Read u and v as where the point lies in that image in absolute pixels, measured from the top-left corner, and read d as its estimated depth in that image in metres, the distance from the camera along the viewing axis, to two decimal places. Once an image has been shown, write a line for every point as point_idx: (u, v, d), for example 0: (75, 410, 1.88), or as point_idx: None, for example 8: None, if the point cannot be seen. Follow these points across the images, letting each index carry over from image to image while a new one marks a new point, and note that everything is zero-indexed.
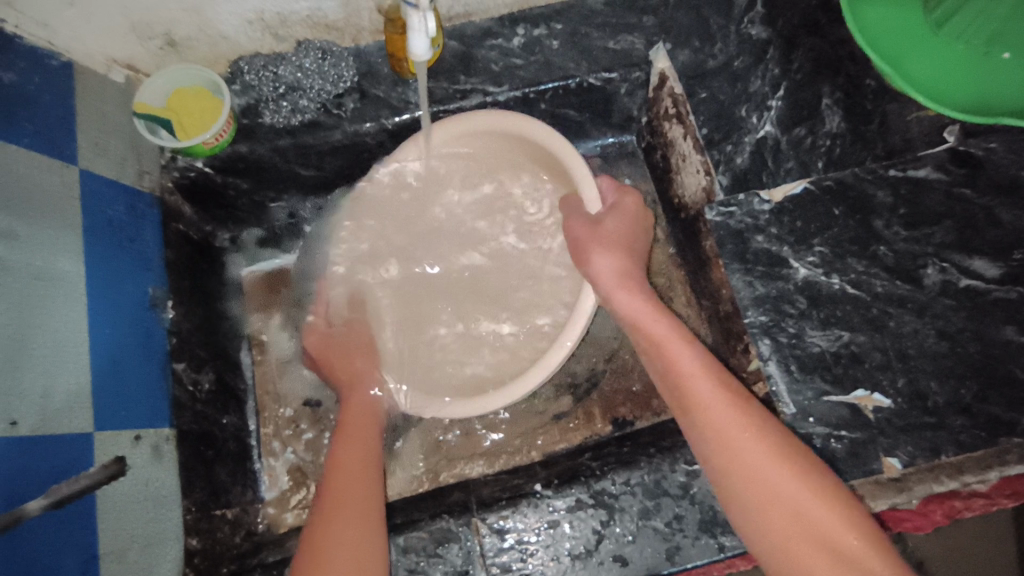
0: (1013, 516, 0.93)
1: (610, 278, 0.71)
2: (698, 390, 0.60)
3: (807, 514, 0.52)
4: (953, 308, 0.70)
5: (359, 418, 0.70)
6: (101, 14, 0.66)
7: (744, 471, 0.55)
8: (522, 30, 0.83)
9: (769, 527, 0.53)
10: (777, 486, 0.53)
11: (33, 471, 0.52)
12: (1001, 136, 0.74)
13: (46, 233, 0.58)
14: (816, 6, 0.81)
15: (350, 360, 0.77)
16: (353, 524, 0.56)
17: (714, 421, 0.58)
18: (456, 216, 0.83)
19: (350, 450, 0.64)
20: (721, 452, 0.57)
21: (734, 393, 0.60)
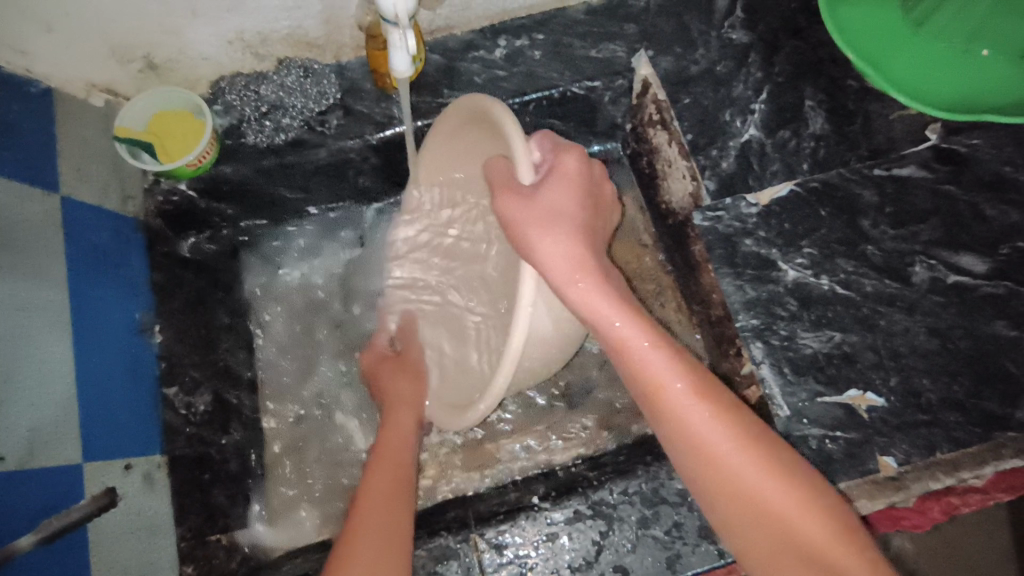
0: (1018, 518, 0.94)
1: (562, 265, 0.53)
2: (682, 402, 0.51)
3: (810, 543, 0.46)
4: (943, 304, 0.70)
5: (394, 441, 0.67)
6: (80, 39, 0.66)
7: (738, 491, 0.49)
8: (504, 42, 0.83)
9: (768, 548, 0.48)
10: (777, 507, 0.48)
11: (22, 505, 0.52)
12: (983, 132, 0.75)
13: (30, 263, 0.58)
14: (795, 10, 0.81)
15: (400, 382, 0.75)
16: (376, 550, 0.53)
17: (703, 439, 0.50)
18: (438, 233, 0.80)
19: (378, 474, 0.62)
20: (710, 474, 0.50)
21: (717, 405, 0.51)
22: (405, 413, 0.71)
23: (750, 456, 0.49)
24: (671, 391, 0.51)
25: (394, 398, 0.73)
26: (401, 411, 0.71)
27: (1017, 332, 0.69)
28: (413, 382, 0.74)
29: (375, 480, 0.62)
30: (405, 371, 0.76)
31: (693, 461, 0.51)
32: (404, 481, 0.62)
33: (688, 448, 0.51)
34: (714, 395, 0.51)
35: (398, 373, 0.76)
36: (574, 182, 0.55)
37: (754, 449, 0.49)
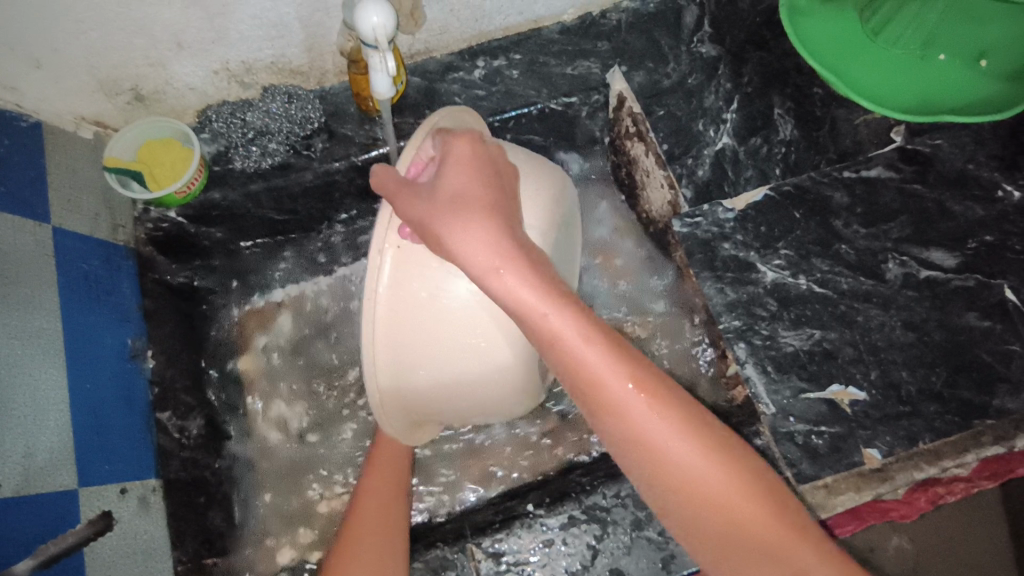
0: (1008, 517, 0.99)
1: (484, 256, 0.52)
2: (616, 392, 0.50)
3: (752, 525, 0.49)
4: (916, 299, 0.73)
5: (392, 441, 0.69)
6: (68, 74, 0.68)
7: (676, 475, 0.50)
8: (483, 63, 0.86)
9: (708, 525, 0.50)
10: (711, 487, 0.50)
11: (18, 532, 0.52)
12: (944, 133, 0.78)
13: (23, 293, 0.59)
14: (760, 23, 0.85)
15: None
16: (371, 553, 0.58)
17: (637, 427, 0.50)
18: None
19: (375, 483, 0.65)
20: (646, 460, 0.50)
21: (652, 391, 0.51)
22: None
23: (684, 439, 0.50)
24: (603, 381, 0.50)
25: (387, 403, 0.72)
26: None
27: (988, 322, 0.71)
28: None
29: (373, 488, 0.65)
30: None
31: (629, 450, 0.51)
32: (401, 487, 0.66)
33: (623, 438, 0.50)
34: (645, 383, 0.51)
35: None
36: (472, 171, 0.55)
37: (691, 433, 0.50)
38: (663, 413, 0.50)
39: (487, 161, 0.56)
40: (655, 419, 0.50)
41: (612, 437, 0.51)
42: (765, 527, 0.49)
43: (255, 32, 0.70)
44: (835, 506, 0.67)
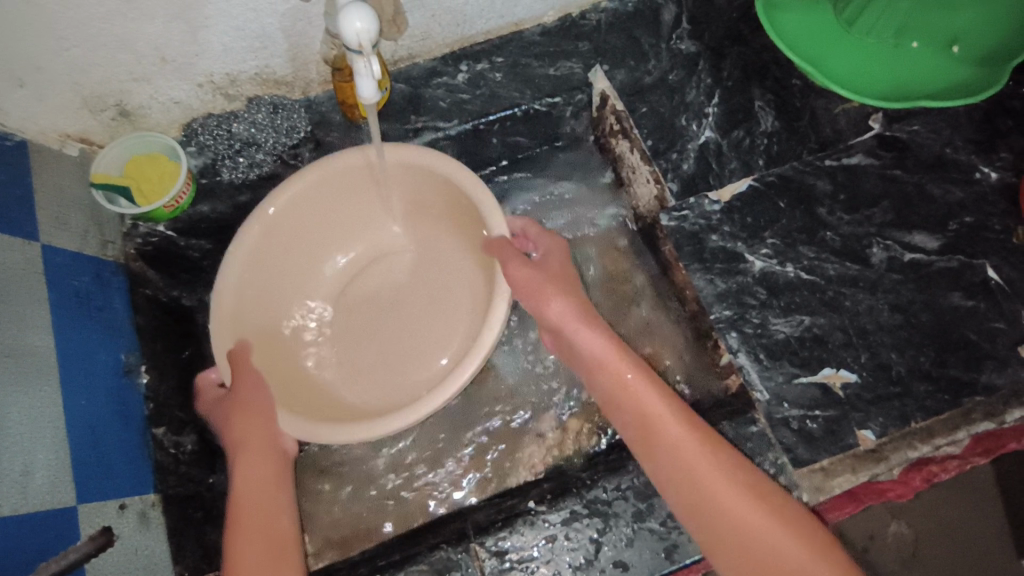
0: (999, 498, 1.01)
1: (569, 318, 0.68)
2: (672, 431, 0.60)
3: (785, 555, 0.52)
4: (901, 282, 0.74)
5: (250, 493, 0.61)
6: (52, 91, 0.67)
7: (726, 504, 0.55)
8: (466, 67, 0.87)
9: (754, 556, 0.53)
10: (754, 517, 0.55)
11: (20, 551, 0.51)
12: (921, 119, 0.80)
13: (14, 311, 0.58)
14: (737, 19, 0.86)
15: (243, 424, 0.65)
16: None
17: (691, 461, 0.58)
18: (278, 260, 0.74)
19: (245, 548, 0.57)
20: (697, 493, 0.57)
21: (698, 428, 0.60)
22: (254, 461, 0.64)
23: (730, 474, 0.57)
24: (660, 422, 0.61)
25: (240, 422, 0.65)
26: (251, 459, 0.64)
27: (972, 301, 0.73)
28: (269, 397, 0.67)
29: (247, 558, 0.56)
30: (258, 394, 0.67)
31: (684, 482, 0.57)
32: (277, 543, 0.58)
33: (678, 472, 0.58)
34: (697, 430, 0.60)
35: (234, 412, 0.66)
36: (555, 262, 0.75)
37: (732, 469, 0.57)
38: (707, 447, 0.59)
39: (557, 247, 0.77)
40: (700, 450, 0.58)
41: (670, 474, 0.58)
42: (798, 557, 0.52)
43: (238, 43, 0.71)
44: (830, 488, 0.67)
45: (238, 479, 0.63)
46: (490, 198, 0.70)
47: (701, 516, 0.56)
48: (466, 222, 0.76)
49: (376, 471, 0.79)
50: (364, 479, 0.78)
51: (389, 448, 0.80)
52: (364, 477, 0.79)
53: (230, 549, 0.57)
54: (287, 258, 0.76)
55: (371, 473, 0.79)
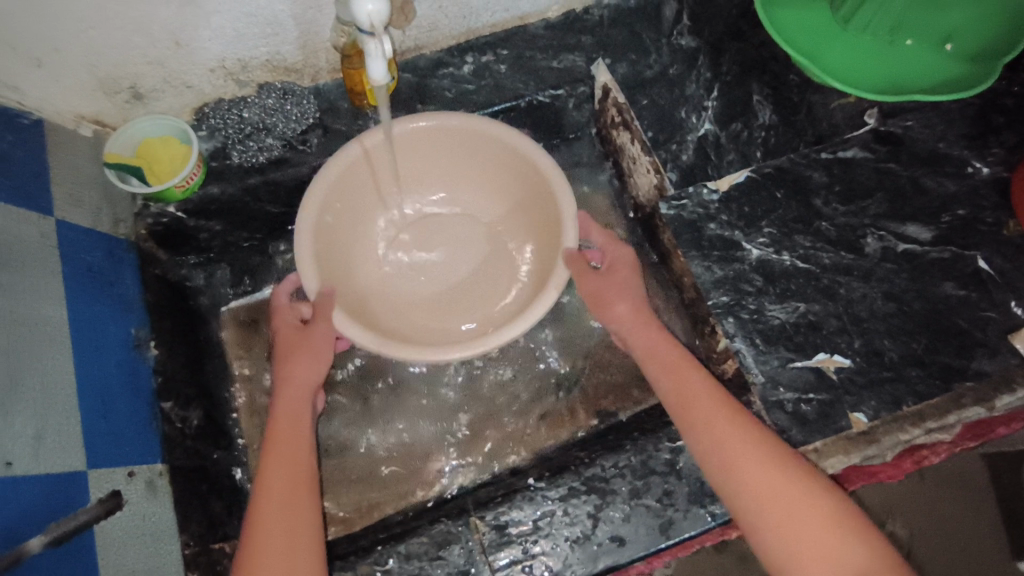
0: (991, 493, 1.04)
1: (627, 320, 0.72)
2: (705, 406, 0.63)
3: (799, 516, 0.55)
4: (894, 271, 0.76)
5: (287, 422, 0.66)
6: (68, 72, 0.69)
7: (756, 473, 0.58)
8: (471, 59, 0.89)
9: (776, 520, 0.56)
10: (779, 485, 0.57)
11: (31, 510, 0.52)
12: (915, 115, 0.82)
13: (28, 281, 0.60)
14: (736, 16, 0.89)
15: (293, 359, 0.70)
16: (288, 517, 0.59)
17: (723, 433, 0.61)
18: (348, 206, 0.80)
19: (274, 469, 0.62)
20: (728, 462, 0.59)
21: (730, 407, 0.62)
22: (293, 399, 0.68)
23: (760, 445, 0.59)
24: (694, 396, 0.64)
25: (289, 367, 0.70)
26: (286, 402, 0.67)
27: (965, 291, 0.74)
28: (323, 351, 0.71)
29: (273, 480, 0.61)
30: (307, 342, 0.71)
31: (716, 453, 0.60)
32: (303, 471, 0.62)
33: (710, 441, 0.61)
34: (732, 408, 0.62)
35: (297, 350, 0.71)
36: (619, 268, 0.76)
37: (760, 440, 0.60)
38: (736, 418, 0.61)
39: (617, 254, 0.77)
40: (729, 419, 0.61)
41: (703, 446, 0.61)
42: (810, 519, 0.55)
43: (251, 29, 0.72)
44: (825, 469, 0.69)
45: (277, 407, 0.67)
46: (571, 200, 0.75)
47: (729, 484, 0.59)
48: (534, 207, 0.82)
49: (378, 451, 0.80)
50: (366, 459, 0.80)
51: (392, 428, 0.81)
52: (366, 457, 0.80)
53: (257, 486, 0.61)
54: (354, 202, 0.81)
55: (374, 452, 0.80)
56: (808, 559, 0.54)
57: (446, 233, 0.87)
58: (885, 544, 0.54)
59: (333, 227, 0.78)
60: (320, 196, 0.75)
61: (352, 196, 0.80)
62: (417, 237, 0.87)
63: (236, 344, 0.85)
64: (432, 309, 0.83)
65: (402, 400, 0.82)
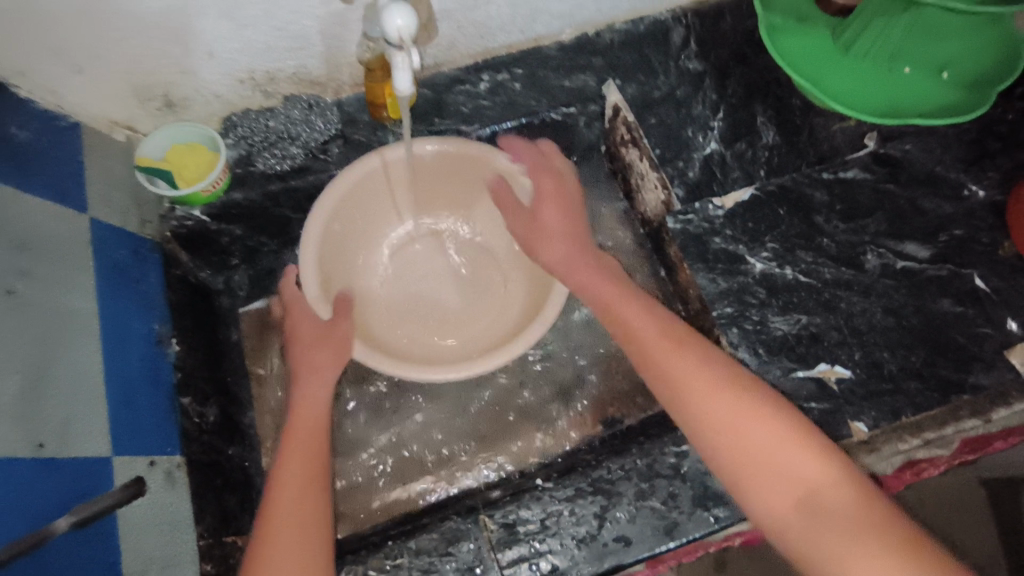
0: (991, 511, 1.05)
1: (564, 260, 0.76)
2: (652, 341, 0.65)
3: (756, 440, 0.56)
4: (894, 286, 0.78)
5: (306, 420, 0.67)
6: (105, 79, 0.73)
7: (705, 396, 0.59)
8: (487, 77, 0.93)
9: (728, 443, 0.57)
10: (728, 409, 0.58)
11: (58, 491, 0.54)
12: (913, 139, 0.85)
13: (61, 273, 0.62)
14: (742, 42, 0.93)
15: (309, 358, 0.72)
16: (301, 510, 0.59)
17: (671, 364, 0.62)
18: (352, 217, 0.84)
19: (291, 461, 0.63)
20: (677, 391, 0.61)
21: (670, 336, 0.65)
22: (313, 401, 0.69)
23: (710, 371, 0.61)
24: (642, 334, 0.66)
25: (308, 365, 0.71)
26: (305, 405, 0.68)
27: (961, 307, 0.77)
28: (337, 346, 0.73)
29: (289, 472, 0.62)
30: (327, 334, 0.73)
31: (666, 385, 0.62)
32: (319, 465, 0.64)
33: (661, 375, 0.63)
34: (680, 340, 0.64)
35: (313, 352, 0.72)
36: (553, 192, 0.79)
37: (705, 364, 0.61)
38: (688, 356, 0.63)
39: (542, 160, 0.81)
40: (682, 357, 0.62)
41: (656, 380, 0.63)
42: (768, 443, 0.55)
43: (280, 42, 0.76)
44: None
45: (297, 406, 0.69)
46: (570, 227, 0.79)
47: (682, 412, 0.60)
48: None
49: (388, 453, 0.82)
50: (376, 460, 0.81)
51: (402, 430, 0.83)
52: (376, 459, 0.82)
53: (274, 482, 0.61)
54: (360, 214, 0.85)
55: (385, 452, 0.82)
56: (766, 481, 0.54)
57: (439, 250, 0.92)
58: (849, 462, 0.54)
59: (336, 236, 0.82)
60: (329, 207, 0.79)
61: (358, 208, 0.84)
62: (412, 252, 0.91)
63: (253, 346, 0.88)
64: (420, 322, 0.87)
65: (411, 403, 0.84)
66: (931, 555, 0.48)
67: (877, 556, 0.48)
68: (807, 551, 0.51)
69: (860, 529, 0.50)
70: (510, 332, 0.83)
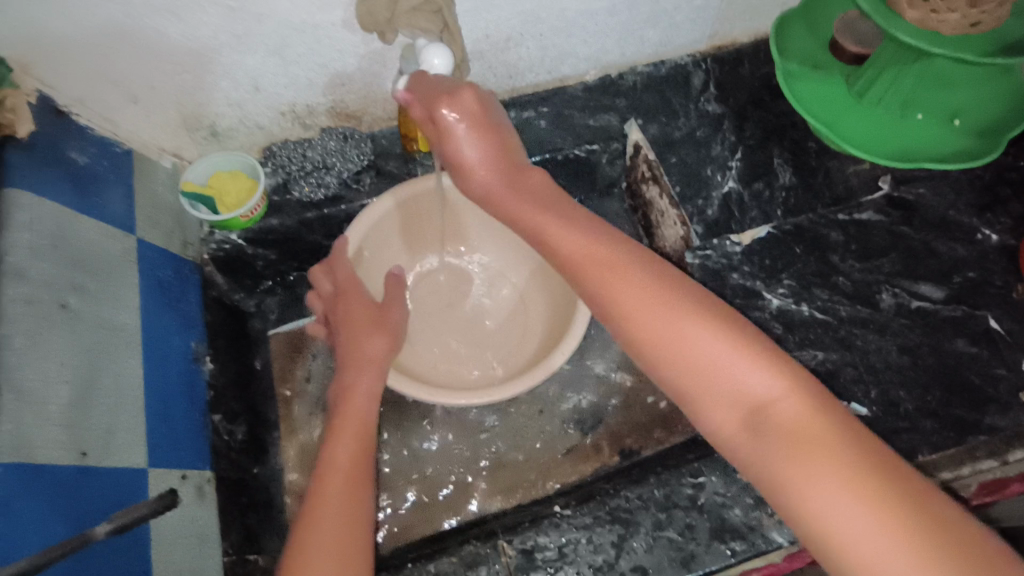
0: None
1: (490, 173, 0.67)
2: (581, 249, 0.56)
3: (694, 350, 0.48)
4: (908, 326, 0.80)
5: (356, 409, 0.68)
6: (159, 109, 0.77)
7: (638, 303, 0.51)
8: (513, 113, 0.97)
9: (670, 360, 0.48)
10: (666, 319, 0.49)
11: (99, 497, 0.56)
12: (926, 183, 0.88)
13: (111, 290, 0.66)
14: (759, 87, 0.97)
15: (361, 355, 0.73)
16: (347, 498, 0.58)
17: (600, 274, 0.53)
18: (380, 248, 0.88)
19: (341, 449, 0.63)
20: (609, 301, 0.52)
21: (598, 239, 0.56)
22: (361, 393, 0.69)
23: (641, 275, 0.52)
24: (567, 242, 0.57)
25: (355, 357, 0.73)
26: (355, 398, 0.68)
27: (976, 348, 0.78)
28: (384, 339, 0.75)
29: (338, 461, 0.61)
30: (379, 323, 0.76)
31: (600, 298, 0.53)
32: (369, 454, 0.64)
33: (592, 288, 0.54)
34: (612, 246, 0.55)
35: (358, 345, 0.74)
36: (467, 120, 0.66)
37: (640, 267, 0.53)
38: (613, 257, 0.53)
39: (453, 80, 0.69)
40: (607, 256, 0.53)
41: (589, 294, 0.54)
42: (713, 353, 0.47)
43: (322, 78, 0.80)
44: None
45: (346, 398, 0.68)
46: None
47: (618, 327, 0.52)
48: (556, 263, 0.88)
49: (407, 476, 0.83)
50: (394, 484, 0.83)
51: (423, 454, 0.84)
52: (394, 482, 0.83)
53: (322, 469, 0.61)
54: (388, 245, 0.89)
55: (404, 476, 0.83)
56: (714, 399, 0.47)
57: (466, 278, 0.95)
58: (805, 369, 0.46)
59: (367, 265, 0.86)
60: (357, 241, 0.82)
61: (384, 240, 0.88)
62: (439, 280, 0.94)
63: (279, 368, 0.90)
64: (449, 349, 0.90)
65: (432, 428, 0.86)
66: (899, 469, 0.41)
67: (832, 477, 0.41)
68: (758, 467, 0.44)
69: (817, 448, 0.42)
70: (531, 363, 0.85)
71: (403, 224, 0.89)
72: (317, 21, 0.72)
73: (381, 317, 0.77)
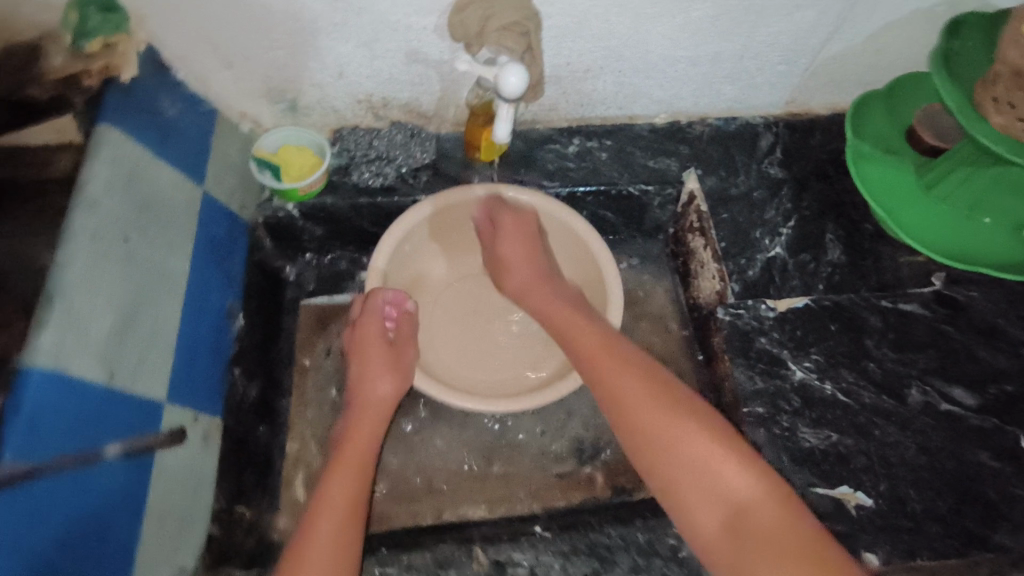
0: None
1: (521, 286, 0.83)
2: (601, 359, 0.69)
3: (682, 450, 0.60)
4: (932, 426, 0.77)
5: (357, 447, 0.73)
6: (248, 78, 0.82)
7: (641, 407, 0.64)
8: (577, 141, 0.99)
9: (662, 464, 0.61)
10: (661, 426, 0.62)
11: (118, 419, 0.60)
12: (980, 287, 0.85)
13: (168, 236, 0.71)
14: (825, 160, 0.96)
15: (375, 374, 0.79)
16: (335, 538, 0.64)
17: (610, 384, 0.67)
18: (422, 244, 0.91)
19: (334, 488, 0.68)
20: (618, 410, 0.65)
21: (611, 347, 0.70)
22: (364, 438, 0.74)
23: (642, 385, 0.66)
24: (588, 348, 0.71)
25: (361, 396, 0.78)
26: (358, 441, 0.74)
27: (1000, 463, 0.75)
28: (392, 382, 0.79)
29: (331, 501, 0.67)
30: (388, 357, 0.81)
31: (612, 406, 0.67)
32: (361, 496, 0.69)
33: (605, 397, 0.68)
34: (618, 359, 0.69)
35: (365, 388, 0.79)
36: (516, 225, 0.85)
37: (642, 378, 0.66)
38: (624, 369, 0.67)
39: (521, 223, 0.85)
40: (624, 373, 0.67)
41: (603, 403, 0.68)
42: (698, 458, 0.60)
43: (404, 75, 0.84)
44: None
45: (354, 427, 0.75)
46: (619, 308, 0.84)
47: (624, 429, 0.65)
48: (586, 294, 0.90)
49: (402, 467, 0.85)
50: (389, 472, 0.84)
51: (422, 449, 0.86)
52: (389, 470, 0.85)
53: (314, 509, 0.66)
54: (430, 243, 0.92)
55: (400, 466, 0.85)
56: (697, 500, 0.59)
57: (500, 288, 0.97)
58: (772, 477, 0.58)
59: (405, 257, 0.89)
60: (397, 235, 0.86)
61: (428, 237, 0.91)
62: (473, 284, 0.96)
63: (304, 338, 0.94)
64: (469, 354, 0.92)
65: (435, 426, 0.88)
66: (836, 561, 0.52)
67: None
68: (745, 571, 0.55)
69: (775, 546, 0.54)
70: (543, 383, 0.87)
71: (446, 225, 0.91)
72: (409, 23, 0.76)
73: (393, 354, 0.81)
